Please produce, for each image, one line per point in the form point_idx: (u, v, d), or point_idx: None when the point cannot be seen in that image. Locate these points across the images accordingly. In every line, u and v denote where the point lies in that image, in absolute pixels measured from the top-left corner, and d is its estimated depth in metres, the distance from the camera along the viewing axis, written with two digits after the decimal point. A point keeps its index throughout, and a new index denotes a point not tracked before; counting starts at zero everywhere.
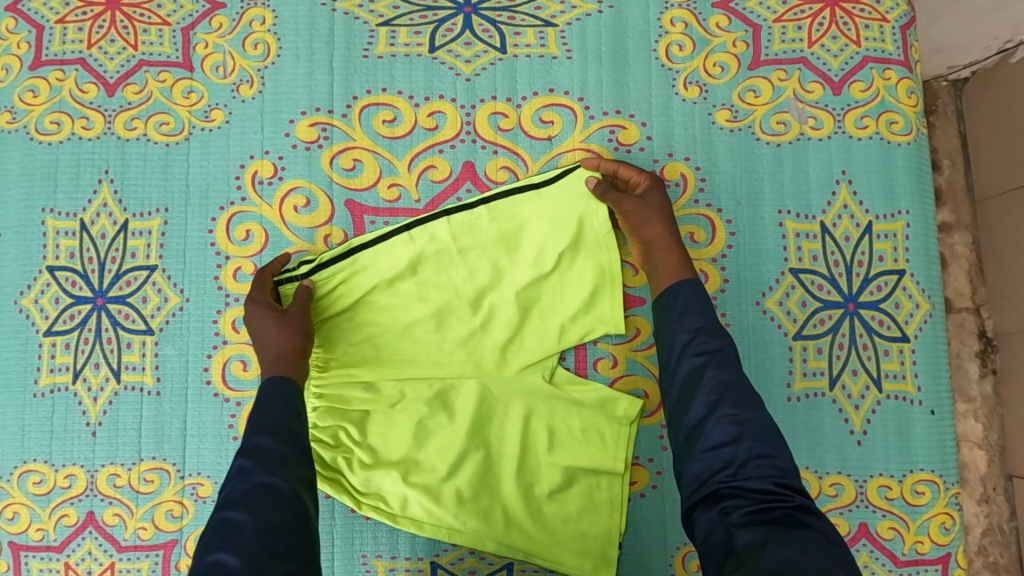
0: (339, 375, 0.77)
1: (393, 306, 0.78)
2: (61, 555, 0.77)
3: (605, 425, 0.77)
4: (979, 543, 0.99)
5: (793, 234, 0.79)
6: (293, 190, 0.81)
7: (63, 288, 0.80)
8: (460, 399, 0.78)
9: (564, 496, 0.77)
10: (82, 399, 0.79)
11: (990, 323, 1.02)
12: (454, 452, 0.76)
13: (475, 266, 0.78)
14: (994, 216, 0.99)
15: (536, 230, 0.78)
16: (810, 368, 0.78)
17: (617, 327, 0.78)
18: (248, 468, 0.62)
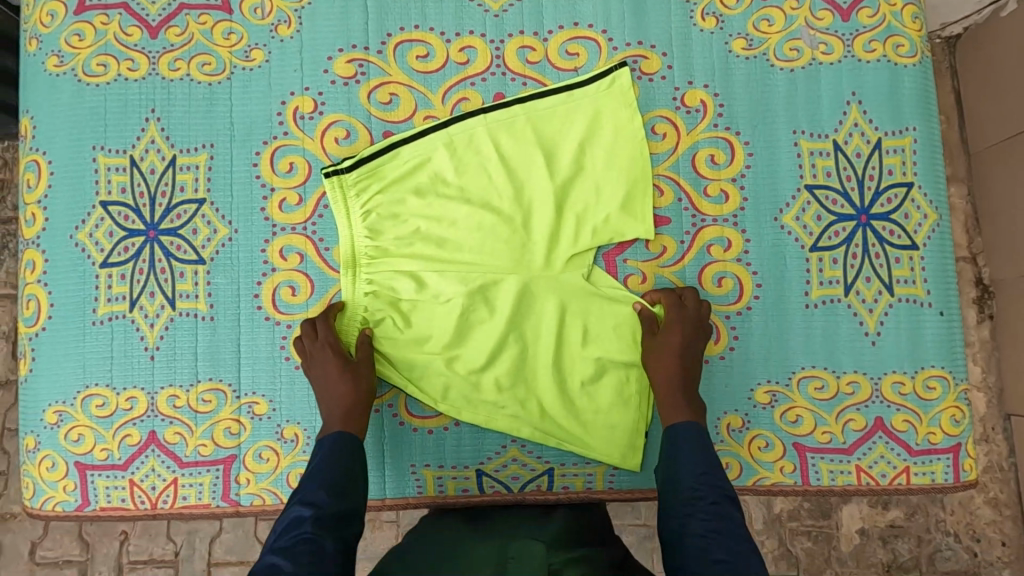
0: (386, 268, 0.83)
1: (439, 209, 0.84)
2: (126, 472, 0.82)
3: (635, 321, 0.82)
4: (983, 480, 1.21)
5: (808, 153, 0.84)
6: (333, 124, 0.85)
7: (116, 222, 0.84)
8: (501, 297, 0.83)
9: (596, 390, 0.82)
10: (139, 326, 0.83)
11: (986, 271, 1.20)
12: (494, 343, 0.82)
13: (516, 171, 0.85)
14: (985, 167, 1.16)
15: (571, 136, 0.85)
16: (825, 278, 0.83)
17: (648, 228, 0.83)
18: (304, 518, 0.66)
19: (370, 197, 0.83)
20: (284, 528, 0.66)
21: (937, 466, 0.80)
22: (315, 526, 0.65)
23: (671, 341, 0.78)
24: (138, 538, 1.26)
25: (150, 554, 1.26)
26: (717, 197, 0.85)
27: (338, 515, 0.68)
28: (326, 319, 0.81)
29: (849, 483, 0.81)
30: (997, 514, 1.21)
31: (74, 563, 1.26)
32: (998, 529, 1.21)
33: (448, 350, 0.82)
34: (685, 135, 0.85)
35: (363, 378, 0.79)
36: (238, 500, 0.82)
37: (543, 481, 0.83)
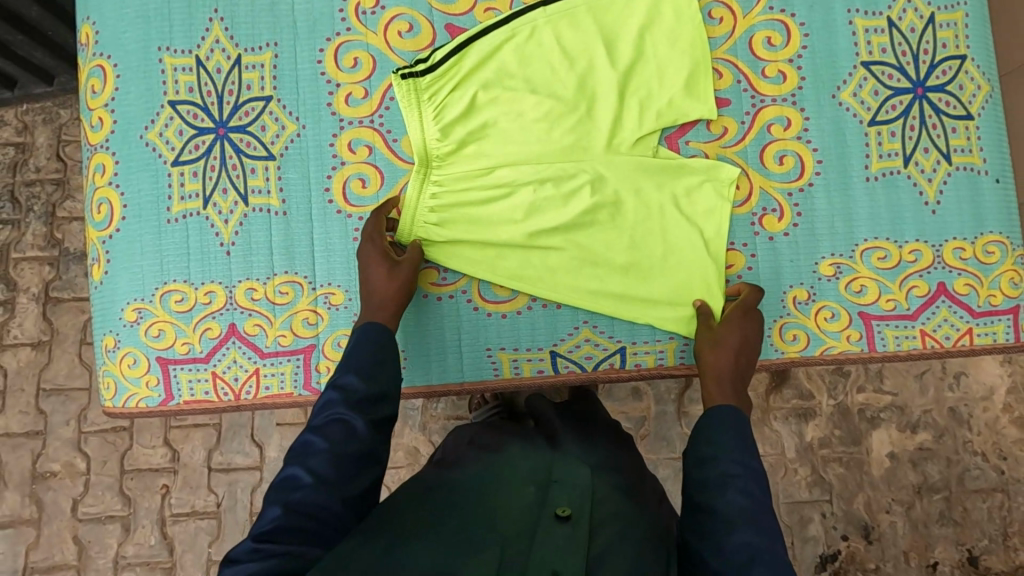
0: (457, 162, 0.84)
1: (507, 100, 0.84)
2: (208, 364, 0.83)
3: (711, 198, 0.84)
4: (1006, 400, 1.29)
5: (863, 31, 0.86)
6: (396, 18, 0.86)
7: (185, 121, 0.85)
8: (575, 186, 0.83)
9: (673, 269, 0.83)
10: (214, 222, 0.84)
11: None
12: (568, 224, 0.83)
13: (579, 59, 0.86)
14: None
15: (632, 24, 0.86)
16: (884, 151, 0.85)
17: (712, 111, 0.85)
18: (334, 400, 0.69)
19: (442, 97, 0.83)
20: (319, 408, 0.69)
21: (998, 327, 0.83)
22: (347, 407, 0.69)
23: (729, 340, 0.79)
24: (179, 492, 1.27)
25: (192, 507, 1.26)
26: (776, 78, 0.87)
27: (370, 398, 0.70)
28: (377, 216, 0.82)
29: (915, 347, 0.83)
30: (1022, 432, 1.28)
31: (117, 518, 1.26)
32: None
33: (524, 233, 0.83)
34: (742, 19, 0.87)
35: (402, 279, 0.79)
36: (320, 388, 0.83)
37: (616, 360, 0.85)
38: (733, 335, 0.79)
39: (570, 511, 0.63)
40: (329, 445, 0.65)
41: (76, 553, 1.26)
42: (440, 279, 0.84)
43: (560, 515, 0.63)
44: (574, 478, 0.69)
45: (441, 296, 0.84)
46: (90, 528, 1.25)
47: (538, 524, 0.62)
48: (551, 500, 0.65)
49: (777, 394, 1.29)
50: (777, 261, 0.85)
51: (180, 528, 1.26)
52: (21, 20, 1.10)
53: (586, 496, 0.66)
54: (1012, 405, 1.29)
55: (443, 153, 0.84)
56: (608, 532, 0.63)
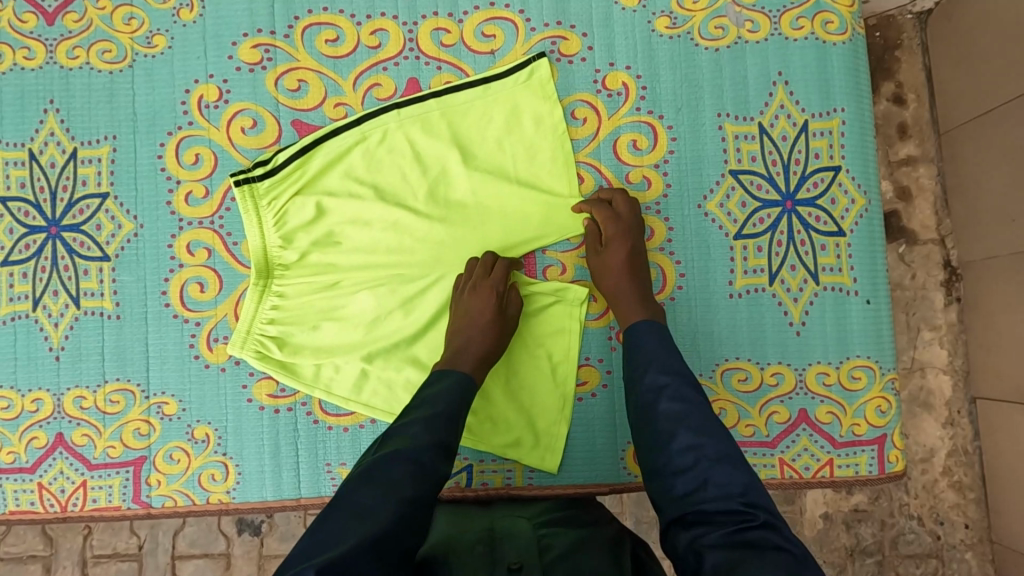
0: (296, 273, 0.81)
1: (354, 208, 0.81)
2: (34, 475, 0.80)
3: (559, 315, 0.81)
4: (945, 463, 1.13)
5: (732, 137, 0.81)
6: (239, 113, 0.82)
7: (16, 219, 0.81)
8: (424, 305, 0.81)
9: (516, 387, 0.81)
10: (43, 325, 0.80)
11: (955, 254, 1.13)
12: (408, 336, 0.81)
13: (432, 167, 0.82)
14: (957, 148, 1.09)
15: (490, 131, 0.82)
16: (750, 267, 0.80)
17: (569, 227, 0.81)
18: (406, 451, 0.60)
19: (282, 202, 0.80)
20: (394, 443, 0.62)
21: (861, 458, 0.79)
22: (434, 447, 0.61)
23: (617, 261, 0.77)
24: (102, 533, 1.15)
25: (114, 549, 1.14)
26: (640, 183, 0.82)
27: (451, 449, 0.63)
28: (507, 262, 0.79)
29: (773, 476, 0.79)
30: (960, 497, 1.12)
31: (39, 558, 1.15)
32: (961, 511, 1.12)
33: (367, 349, 0.80)
34: (607, 120, 0.82)
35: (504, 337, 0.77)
36: (149, 502, 0.80)
37: (462, 479, 0.82)
38: (618, 252, 0.77)
39: (521, 561, 0.59)
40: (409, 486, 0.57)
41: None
42: (278, 390, 0.81)
43: (512, 567, 0.59)
44: (517, 532, 0.66)
45: (279, 408, 0.81)
46: (10, 568, 1.14)
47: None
48: (500, 556, 0.61)
49: None
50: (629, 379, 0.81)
51: (101, 570, 1.13)
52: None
53: (534, 546, 0.63)
54: (952, 469, 1.13)
55: (283, 265, 0.81)
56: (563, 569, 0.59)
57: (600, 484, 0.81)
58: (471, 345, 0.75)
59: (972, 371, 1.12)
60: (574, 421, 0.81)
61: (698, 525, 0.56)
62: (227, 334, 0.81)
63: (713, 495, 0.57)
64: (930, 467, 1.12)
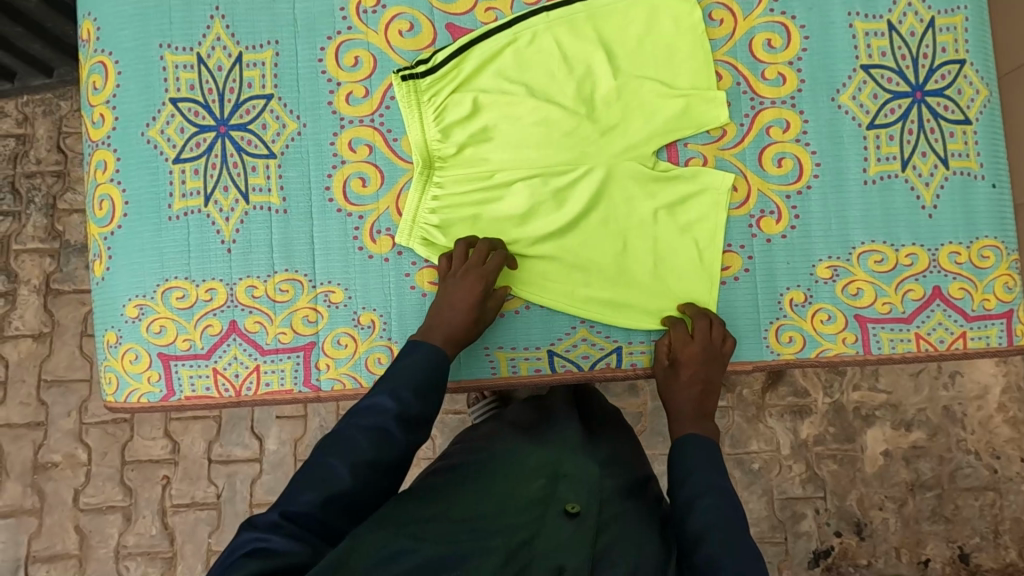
0: (453, 169, 0.86)
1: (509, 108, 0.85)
2: (209, 361, 0.84)
3: (703, 203, 0.86)
4: (1000, 400, 1.28)
5: (863, 34, 0.86)
6: (397, 16, 0.86)
7: (186, 119, 0.85)
8: (575, 197, 0.85)
9: (665, 272, 0.86)
10: (215, 220, 0.85)
11: None
12: (560, 226, 0.85)
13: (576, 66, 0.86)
14: None
15: (633, 34, 0.87)
16: (883, 155, 0.85)
17: (709, 122, 0.86)
18: (384, 406, 0.70)
19: (441, 99, 0.84)
20: (364, 407, 0.70)
21: (991, 331, 0.84)
22: (395, 419, 0.69)
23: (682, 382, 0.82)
24: (179, 483, 1.28)
25: (191, 498, 1.27)
26: (775, 80, 0.87)
27: (418, 416, 0.71)
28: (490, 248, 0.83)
29: (909, 350, 0.84)
30: (1014, 431, 1.27)
31: (117, 508, 1.27)
32: (1016, 445, 1.27)
33: (523, 238, 0.86)
34: (742, 21, 0.87)
35: (483, 323, 0.82)
36: (319, 386, 0.84)
37: (612, 359, 0.86)
38: (684, 381, 0.82)
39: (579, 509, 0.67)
40: (374, 453, 0.66)
41: (77, 542, 1.27)
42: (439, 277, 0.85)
43: (570, 512, 0.66)
44: (583, 473, 0.71)
45: None
46: (91, 518, 1.26)
47: (546, 516, 0.66)
48: (559, 495, 0.69)
49: (773, 390, 1.28)
50: (772, 264, 0.86)
51: (180, 518, 1.27)
52: (18, 9, 1.09)
53: (595, 496, 0.69)
54: (1007, 405, 1.28)
55: (445, 157, 0.86)
56: (614, 528, 0.67)
57: (744, 360, 0.86)
58: (448, 322, 0.79)
59: None
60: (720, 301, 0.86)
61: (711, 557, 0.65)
62: (390, 226, 0.85)
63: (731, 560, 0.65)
64: (985, 403, 1.27)
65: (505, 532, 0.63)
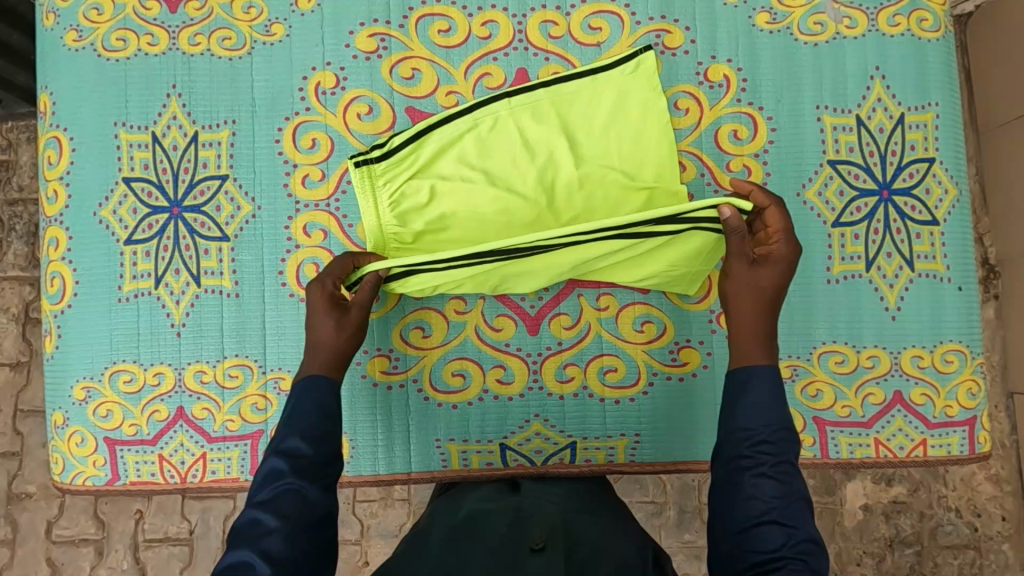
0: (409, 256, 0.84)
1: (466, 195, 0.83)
2: (155, 447, 0.83)
3: (662, 296, 0.85)
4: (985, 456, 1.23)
5: (831, 128, 0.84)
6: (355, 99, 0.85)
7: (139, 199, 0.84)
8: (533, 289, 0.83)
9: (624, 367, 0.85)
10: (165, 303, 0.83)
11: (992, 250, 1.24)
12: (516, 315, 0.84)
13: (537, 154, 0.84)
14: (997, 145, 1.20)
15: (599, 119, 0.84)
16: (847, 253, 0.83)
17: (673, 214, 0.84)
18: (281, 469, 0.63)
19: (397, 184, 0.82)
20: (263, 475, 0.64)
21: (953, 438, 0.82)
22: (295, 476, 0.63)
23: (765, 284, 0.71)
24: (153, 517, 1.25)
25: (165, 532, 1.24)
26: (740, 172, 0.85)
27: (319, 462, 0.65)
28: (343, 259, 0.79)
29: (868, 455, 0.82)
30: (998, 489, 1.22)
31: (91, 541, 1.24)
32: (999, 504, 1.22)
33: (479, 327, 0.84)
34: (708, 110, 0.85)
35: (352, 325, 0.75)
36: None
37: (566, 454, 0.85)
38: (769, 279, 0.71)
39: (545, 542, 0.61)
40: (281, 524, 0.60)
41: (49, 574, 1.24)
42: (392, 366, 0.84)
43: (536, 547, 0.60)
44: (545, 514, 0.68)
45: (392, 384, 0.84)
46: (64, 550, 1.23)
47: (515, 558, 0.60)
48: (525, 537, 0.63)
49: None
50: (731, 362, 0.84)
51: (153, 553, 1.24)
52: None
53: (562, 529, 0.65)
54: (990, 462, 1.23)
55: (401, 242, 0.84)
56: (586, 558, 0.61)
57: (700, 458, 0.85)
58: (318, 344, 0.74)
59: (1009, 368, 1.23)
60: (679, 398, 0.85)
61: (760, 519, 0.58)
62: None
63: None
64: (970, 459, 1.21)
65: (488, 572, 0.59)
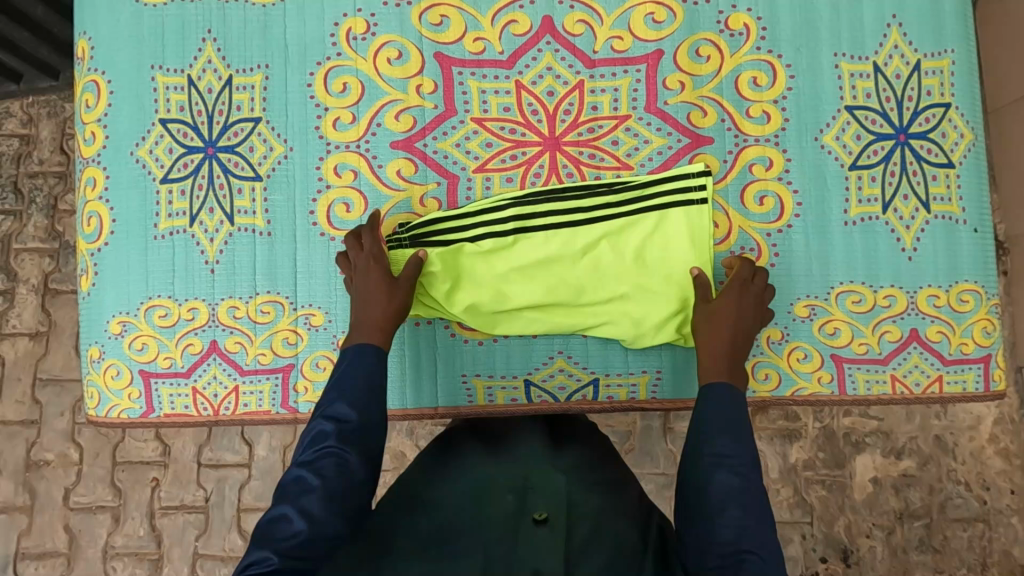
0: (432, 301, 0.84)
1: (497, 284, 0.84)
2: (189, 380, 0.85)
3: None
4: (991, 431, 1.25)
5: (848, 75, 0.86)
6: (385, 45, 0.87)
7: (175, 140, 0.86)
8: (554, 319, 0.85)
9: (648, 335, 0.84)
10: (200, 240, 0.86)
11: (1002, 228, 1.26)
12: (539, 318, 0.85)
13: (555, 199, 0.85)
14: (1004, 121, 1.22)
15: (637, 230, 0.84)
16: (864, 196, 0.86)
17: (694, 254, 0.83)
18: (327, 432, 0.65)
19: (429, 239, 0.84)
20: (309, 441, 0.66)
21: (969, 375, 0.84)
22: (339, 441, 0.65)
23: (724, 311, 0.78)
24: (169, 486, 1.27)
25: (182, 501, 1.27)
26: (759, 118, 0.87)
27: (361, 428, 0.67)
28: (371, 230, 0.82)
29: (885, 392, 0.84)
30: (1007, 464, 1.24)
31: (107, 508, 1.27)
32: (1007, 478, 1.24)
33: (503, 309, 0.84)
34: (729, 58, 0.87)
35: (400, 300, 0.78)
36: (297, 407, 0.85)
37: (589, 391, 0.87)
38: (725, 308, 0.78)
39: (547, 515, 0.65)
40: (322, 483, 0.61)
41: (66, 542, 1.27)
42: None
43: (537, 520, 0.65)
44: (550, 483, 0.70)
45: (419, 320, 0.87)
46: (81, 517, 1.26)
47: (518, 531, 0.64)
48: (528, 508, 0.67)
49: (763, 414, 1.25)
50: None
51: (168, 521, 1.26)
52: (27, 17, 1.09)
53: (562, 500, 0.68)
54: (998, 436, 1.25)
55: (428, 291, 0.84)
56: (584, 527, 0.65)
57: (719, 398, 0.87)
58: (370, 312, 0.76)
59: (1018, 344, 1.24)
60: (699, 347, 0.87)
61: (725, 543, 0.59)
62: None
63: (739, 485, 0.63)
64: (978, 434, 1.24)
65: (484, 547, 0.62)
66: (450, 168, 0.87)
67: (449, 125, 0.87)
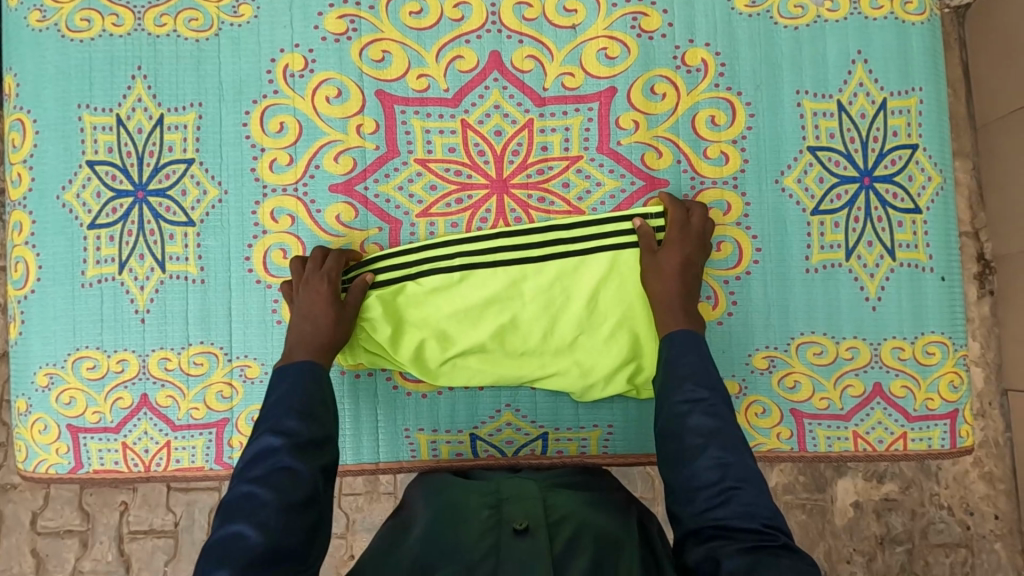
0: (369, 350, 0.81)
1: (437, 332, 0.79)
2: (119, 435, 0.81)
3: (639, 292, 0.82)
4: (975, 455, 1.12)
5: (811, 113, 0.82)
6: (324, 82, 0.83)
7: (103, 182, 0.82)
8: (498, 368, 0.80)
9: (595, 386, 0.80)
10: (129, 288, 0.82)
11: (989, 247, 1.13)
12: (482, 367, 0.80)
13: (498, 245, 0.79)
14: (990, 140, 1.10)
15: (591, 269, 0.78)
16: (826, 242, 0.81)
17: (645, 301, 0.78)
18: (275, 446, 0.61)
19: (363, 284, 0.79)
20: (256, 455, 0.61)
21: (934, 432, 0.80)
22: (289, 456, 0.61)
23: (669, 263, 0.75)
24: (139, 509, 1.13)
25: (150, 525, 1.13)
26: (717, 159, 0.83)
27: (312, 442, 0.63)
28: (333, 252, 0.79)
29: (846, 449, 0.81)
30: (991, 489, 1.11)
31: (74, 533, 1.13)
32: (992, 503, 1.11)
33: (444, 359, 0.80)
34: (686, 96, 0.83)
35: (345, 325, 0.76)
36: (231, 463, 0.81)
37: (538, 446, 0.83)
38: (668, 257, 0.75)
39: (527, 523, 0.61)
40: (276, 497, 0.57)
41: (34, 567, 1.13)
42: None
43: (518, 529, 0.60)
44: (525, 493, 0.67)
45: (360, 372, 0.83)
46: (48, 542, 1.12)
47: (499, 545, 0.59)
48: (507, 518, 0.63)
49: None
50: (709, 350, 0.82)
51: (137, 546, 1.12)
52: None
53: (540, 507, 0.64)
54: (983, 460, 1.12)
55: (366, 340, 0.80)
56: (566, 532, 0.61)
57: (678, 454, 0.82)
58: (314, 333, 0.74)
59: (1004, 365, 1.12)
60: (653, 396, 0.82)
61: (718, 537, 0.54)
62: None
63: (734, 513, 0.55)
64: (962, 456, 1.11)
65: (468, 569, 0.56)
66: (392, 213, 0.83)
67: (392, 166, 0.83)
